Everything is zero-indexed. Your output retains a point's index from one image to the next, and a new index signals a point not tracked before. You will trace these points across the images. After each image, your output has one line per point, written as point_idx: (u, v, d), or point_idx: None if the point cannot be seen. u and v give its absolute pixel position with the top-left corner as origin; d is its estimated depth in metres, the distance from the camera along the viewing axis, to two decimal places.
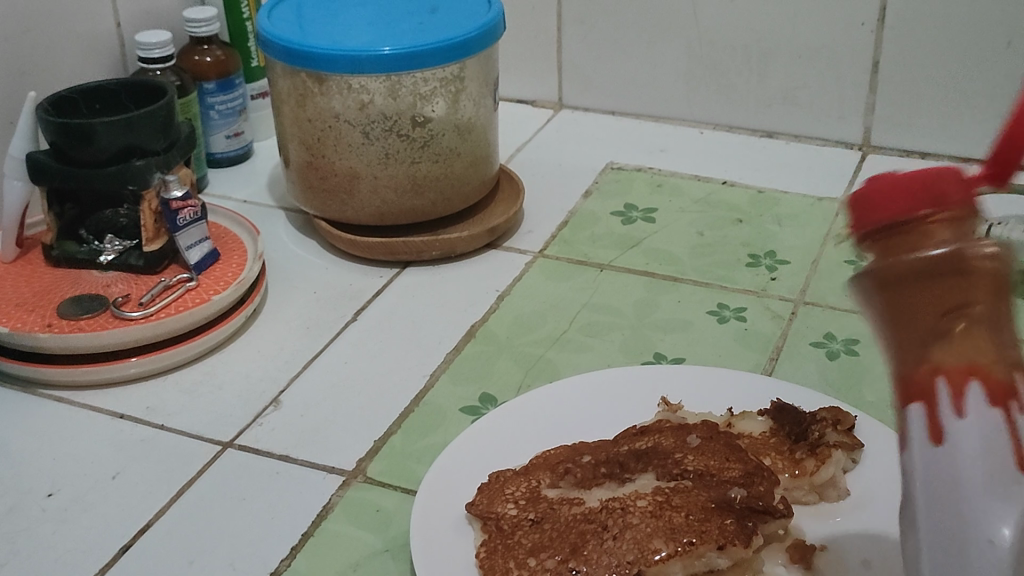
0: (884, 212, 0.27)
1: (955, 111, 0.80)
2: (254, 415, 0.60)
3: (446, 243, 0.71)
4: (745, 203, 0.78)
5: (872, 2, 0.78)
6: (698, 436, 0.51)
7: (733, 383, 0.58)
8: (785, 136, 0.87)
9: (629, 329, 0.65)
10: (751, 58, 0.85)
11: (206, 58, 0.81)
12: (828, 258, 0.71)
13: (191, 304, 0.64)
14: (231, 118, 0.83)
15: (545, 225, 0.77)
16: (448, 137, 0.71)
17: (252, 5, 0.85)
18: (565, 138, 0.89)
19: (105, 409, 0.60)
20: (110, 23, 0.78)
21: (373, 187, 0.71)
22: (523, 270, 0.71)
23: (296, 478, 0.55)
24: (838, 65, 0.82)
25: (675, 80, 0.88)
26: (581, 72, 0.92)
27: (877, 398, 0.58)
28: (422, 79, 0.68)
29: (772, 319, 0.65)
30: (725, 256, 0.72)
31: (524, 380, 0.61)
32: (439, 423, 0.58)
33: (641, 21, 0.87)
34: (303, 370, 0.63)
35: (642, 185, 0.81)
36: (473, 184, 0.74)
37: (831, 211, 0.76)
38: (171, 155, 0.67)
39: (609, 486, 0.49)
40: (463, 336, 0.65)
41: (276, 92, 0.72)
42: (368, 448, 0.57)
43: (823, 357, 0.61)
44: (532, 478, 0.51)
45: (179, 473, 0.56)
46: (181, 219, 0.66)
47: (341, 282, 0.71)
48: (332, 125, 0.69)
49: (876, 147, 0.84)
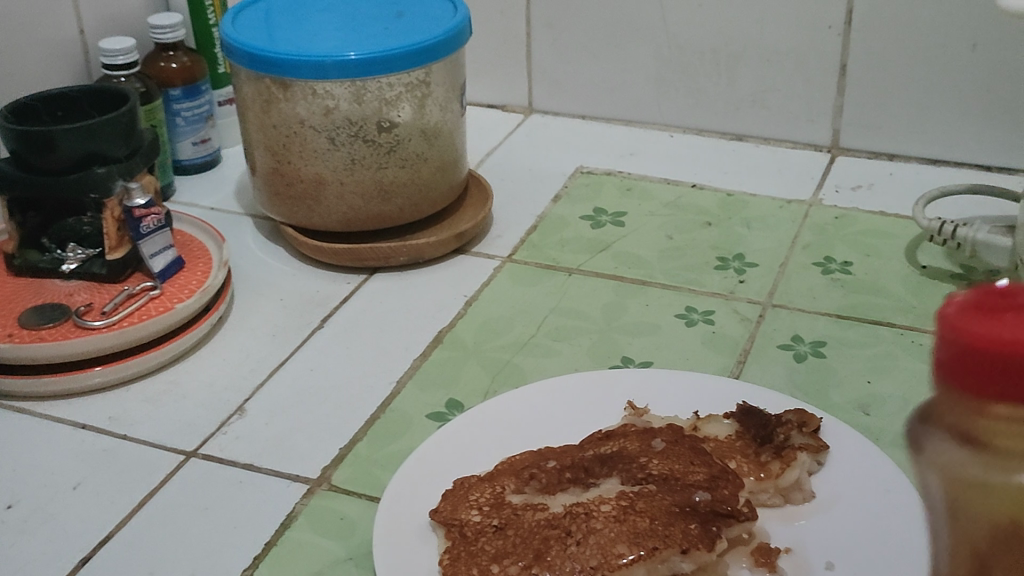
0: (1015, 317, 0.22)
1: (922, 112, 0.80)
2: (218, 424, 0.59)
3: (414, 249, 0.71)
4: (714, 206, 0.78)
5: (838, 4, 0.78)
6: (663, 440, 0.51)
7: (700, 386, 0.57)
8: (754, 139, 0.87)
9: (597, 333, 0.64)
10: (719, 61, 0.85)
11: (172, 65, 0.80)
12: (796, 261, 0.71)
13: (155, 312, 0.64)
14: (198, 125, 0.83)
15: (514, 230, 0.77)
16: (414, 142, 0.71)
17: (218, 11, 0.84)
18: (534, 142, 0.89)
19: (67, 420, 0.60)
20: (74, 29, 0.77)
21: (340, 193, 0.71)
22: (491, 275, 0.71)
23: (259, 486, 0.54)
24: (806, 67, 0.82)
25: (645, 83, 0.88)
26: (551, 76, 0.91)
27: (844, 399, 0.57)
28: (387, 84, 0.67)
29: (740, 322, 0.65)
30: (693, 259, 0.72)
31: (491, 386, 0.61)
32: (405, 430, 0.58)
33: (610, 25, 0.87)
34: (269, 378, 0.63)
35: (612, 189, 0.81)
36: (441, 189, 0.73)
37: (799, 213, 0.76)
38: (133, 163, 0.66)
39: (573, 492, 0.49)
40: (431, 342, 0.65)
41: (241, 98, 0.71)
42: (333, 456, 0.56)
43: (790, 359, 0.61)
44: (496, 484, 0.50)
45: (141, 483, 0.55)
46: (144, 227, 0.66)
47: (308, 288, 0.71)
48: (298, 131, 0.69)
49: (845, 149, 0.84)
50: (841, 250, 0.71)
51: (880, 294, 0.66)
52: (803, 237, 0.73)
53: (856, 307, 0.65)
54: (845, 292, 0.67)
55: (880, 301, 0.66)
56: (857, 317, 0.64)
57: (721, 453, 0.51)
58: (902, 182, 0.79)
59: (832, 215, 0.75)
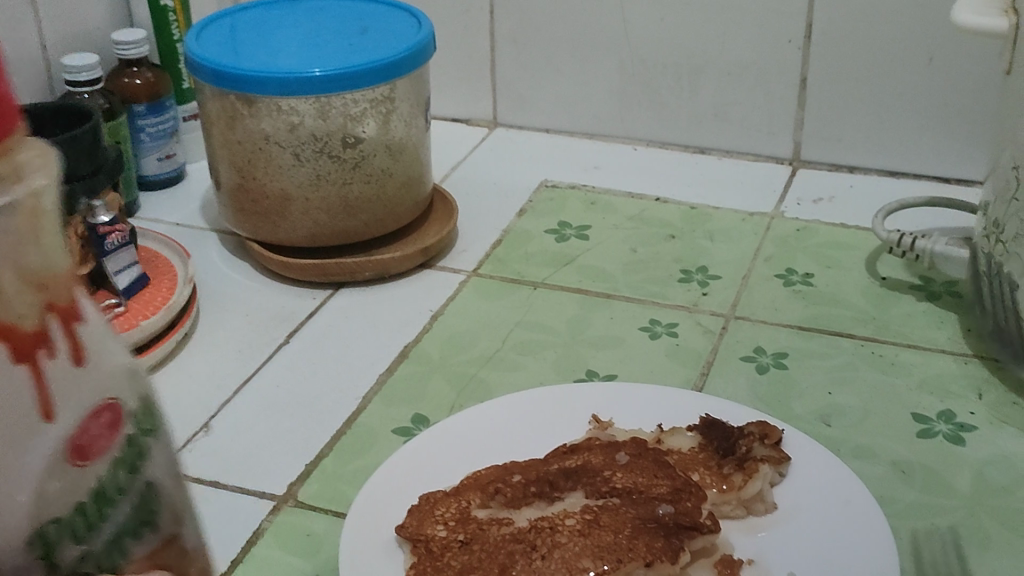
0: None
1: (881, 125, 0.81)
2: (183, 441, 0.59)
3: (379, 264, 0.71)
4: (677, 218, 0.79)
5: (798, 18, 0.79)
6: (627, 454, 0.52)
7: (663, 398, 0.58)
8: (716, 152, 0.88)
9: (561, 346, 0.65)
10: (681, 75, 0.85)
11: (136, 80, 0.80)
12: (759, 272, 0.71)
13: (119, 329, 0.64)
14: (163, 140, 0.83)
15: (479, 244, 0.77)
16: (379, 158, 0.71)
17: (182, 26, 0.84)
18: (499, 157, 0.89)
19: None
20: (36, 45, 0.77)
21: (305, 210, 0.71)
22: (457, 289, 0.71)
23: (226, 504, 0.54)
24: (767, 81, 0.83)
25: (608, 97, 0.89)
26: (515, 90, 0.92)
27: (805, 410, 0.58)
28: (352, 100, 0.68)
29: (703, 334, 0.65)
30: (657, 272, 0.72)
31: (457, 400, 0.61)
32: (370, 445, 0.58)
33: (573, 41, 0.87)
34: (235, 395, 0.63)
35: (576, 203, 0.82)
36: (406, 204, 0.74)
37: (761, 225, 0.77)
38: (96, 180, 0.66)
39: (539, 506, 0.49)
40: (396, 357, 0.65)
41: (204, 114, 0.71)
42: (300, 472, 0.56)
43: (752, 370, 0.62)
44: (461, 499, 0.50)
45: None
46: (108, 243, 0.66)
47: (274, 304, 0.71)
48: (262, 148, 0.69)
49: (806, 161, 0.85)
50: (802, 262, 0.72)
51: (840, 306, 0.67)
52: (765, 250, 0.74)
53: (817, 317, 0.66)
54: (806, 303, 0.68)
55: (841, 312, 0.67)
56: (818, 328, 0.65)
57: (684, 465, 0.52)
58: (862, 194, 0.80)
59: (794, 227, 0.76)
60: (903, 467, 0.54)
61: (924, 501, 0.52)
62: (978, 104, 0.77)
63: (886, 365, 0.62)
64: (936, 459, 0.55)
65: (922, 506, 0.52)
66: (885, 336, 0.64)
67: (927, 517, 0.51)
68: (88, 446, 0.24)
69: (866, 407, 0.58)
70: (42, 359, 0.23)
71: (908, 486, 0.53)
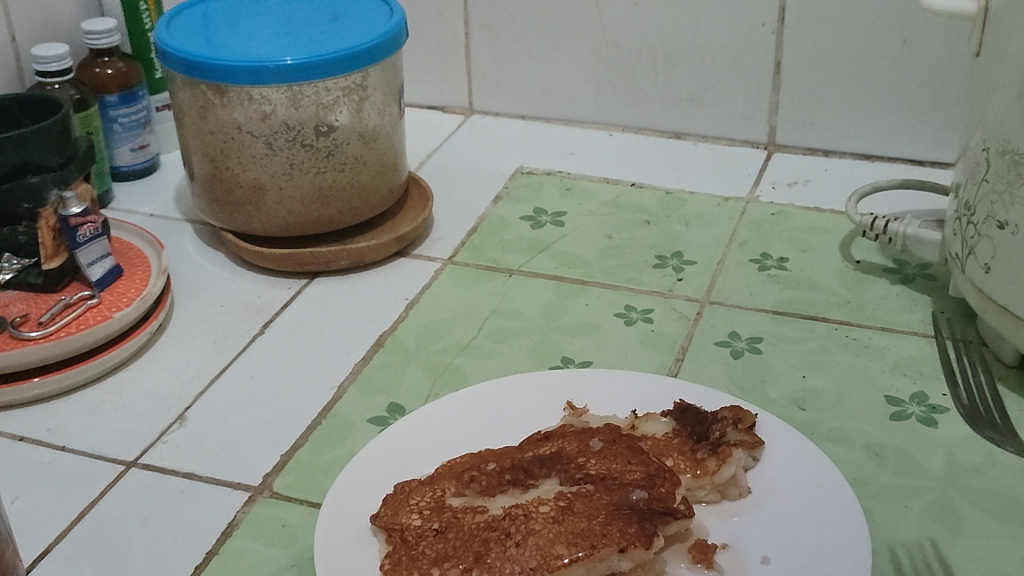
0: None
1: (856, 109, 0.81)
2: (158, 433, 0.59)
3: (354, 253, 0.71)
4: (653, 204, 0.79)
5: (771, 3, 0.79)
6: (601, 440, 0.52)
7: (638, 385, 0.58)
8: (691, 137, 0.88)
9: (537, 334, 0.65)
10: (655, 61, 0.85)
11: (107, 71, 0.80)
12: (734, 257, 0.72)
13: (93, 321, 0.63)
14: (135, 131, 0.82)
15: (455, 231, 0.77)
16: (352, 146, 0.71)
17: (153, 15, 0.84)
18: (475, 144, 0.89)
19: (5, 432, 0.59)
20: (6, 36, 0.76)
21: (279, 199, 0.71)
22: (432, 278, 0.71)
23: (200, 495, 0.54)
24: (741, 66, 0.83)
25: (583, 83, 0.89)
26: (490, 77, 0.92)
27: (779, 394, 0.59)
28: (323, 88, 0.68)
29: (678, 319, 0.66)
30: (632, 258, 0.72)
31: (432, 389, 0.61)
32: (345, 435, 0.58)
33: (547, 27, 0.87)
34: (209, 386, 0.62)
35: (552, 189, 0.82)
36: (381, 192, 0.74)
37: (737, 210, 0.77)
38: (67, 171, 0.66)
39: (513, 494, 0.49)
40: (371, 347, 0.65)
41: (176, 104, 0.71)
42: (275, 463, 0.56)
43: (727, 355, 0.62)
44: (436, 488, 0.50)
45: (81, 494, 0.55)
46: (80, 235, 0.65)
47: (250, 294, 0.71)
48: (235, 137, 0.69)
49: (781, 145, 0.85)
50: (777, 247, 0.73)
51: (814, 289, 0.68)
52: (740, 234, 0.74)
53: (792, 302, 0.67)
54: (781, 288, 0.68)
55: (815, 296, 0.67)
56: (793, 312, 0.66)
57: (658, 451, 0.52)
58: (837, 177, 0.81)
59: (769, 212, 0.77)
60: (876, 449, 0.54)
61: (896, 483, 0.52)
62: (951, 87, 0.78)
63: (860, 349, 0.62)
64: (908, 441, 0.55)
65: (894, 488, 0.52)
66: (859, 320, 0.64)
67: (899, 499, 0.51)
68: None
69: (840, 391, 0.59)
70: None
71: (881, 469, 0.53)
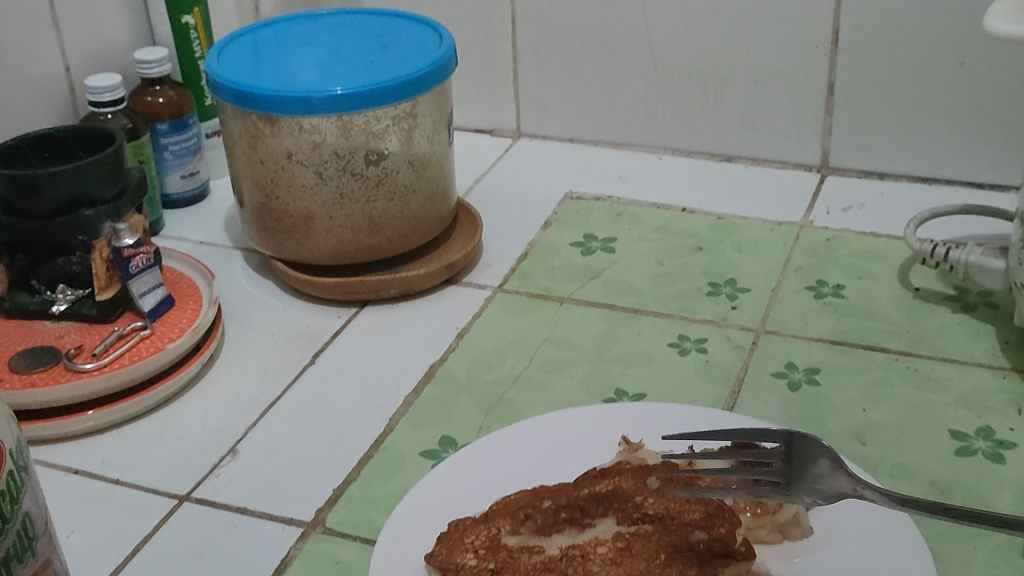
0: None
1: (911, 131, 0.80)
2: (211, 466, 0.59)
3: (404, 281, 0.71)
4: (704, 229, 0.78)
5: (824, 25, 0.78)
6: (658, 477, 0.51)
7: (694, 418, 0.57)
8: (743, 160, 0.87)
9: (589, 364, 0.64)
10: (706, 83, 0.84)
11: (159, 99, 0.80)
12: (789, 285, 0.71)
13: (146, 353, 0.63)
14: (186, 158, 0.83)
15: (505, 258, 0.76)
16: (402, 174, 0.70)
17: (204, 44, 0.84)
18: (523, 168, 0.89)
19: (59, 465, 0.59)
20: (58, 67, 0.78)
21: (329, 227, 0.70)
22: (482, 306, 0.71)
23: (253, 530, 0.54)
24: (793, 88, 0.82)
25: (632, 106, 0.88)
26: (538, 100, 0.91)
27: (839, 428, 0.57)
28: (374, 117, 0.67)
29: (733, 349, 0.65)
30: (685, 285, 0.71)
31: (484, 422, 0.60)
32: (398, 468, 0.57)
33: (596, 50, 0.87)
34: (261, 418, 0.62)
35: (602, 214, 0.81)
36: (430, 220, 0.73)
37: (790, 236, 0.76)
38: (121, 203, 0.66)
39: (570, 533, 0.49)
40: (423, 378, 0.64)
41: (227, 134, 0.71)
42: (327, 497, 0.56)
43: (784, 387, 0.61)
44: (491, 526, 0.49)
45: (135, 528, 0.55)
46: (133, 266, 0.66)
47: (301, 324, 0.71)
48: (285, 167, 0.69)
49: (835, 168, 0.84)
50: (833, 274, 0.71)
51: (872, 319, 0.66)
52: (794, 261, 0.73)
53: (849, 331, 0.65)
54: (838, 317, 0.67)
55: (874, 325, 0.66)
56: (851, 342, 0.65)
57: None
58: (893, 201, 0.79)
59: (823, 237, 0.75)
60: (941, 487, 0.53)
61: (964, 523, 0.51)
62: (1012, 108, 0.76)
63: (921, 381, 0.61)
64: (975, 478, 0.53)
65: (962, 528, 0.51)
66: (920, 350, 0.63)
67: (967, 540, 0.50)
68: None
69: (902, 425, 0.57)
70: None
71: None
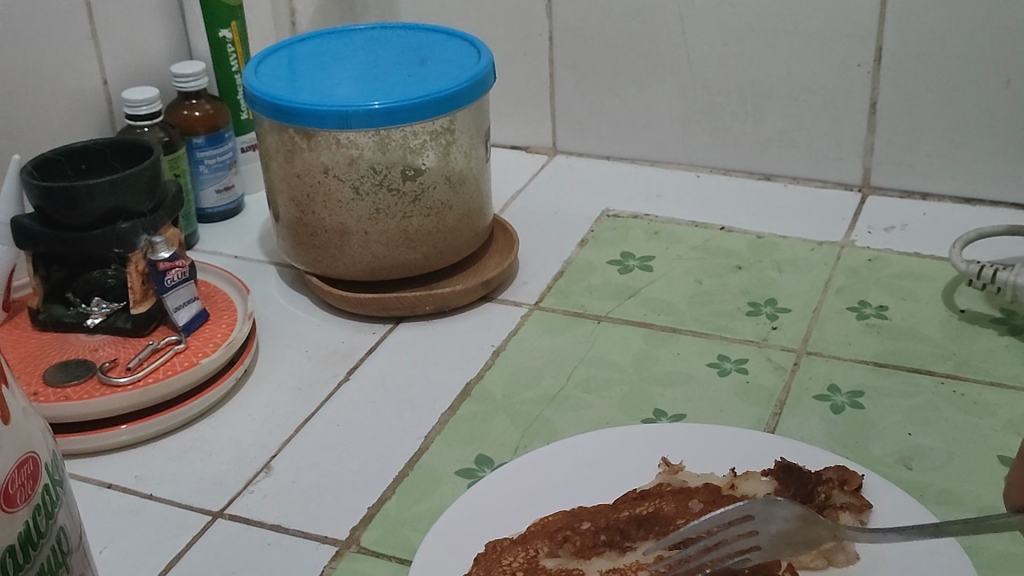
0: None
1: (956, 151, 0.79)
2: (244, 483, 0.58)
3: (439, 297, 0.70)
4: (744, 248, 0.77)
5: (867, 42, 0.77)
6: (700, 501, 0.50)
7: (736, 441, 0.56)
8: (782, 179, 0.86)
9: (627, 384, 0.63)
10: (746, 100, 0.84)
11: (194, 112, 0.80)
12: (830, 305, 0.69)
13: (180, 367, 0.63)
14: (221, 172, 0.83)
15: (541, 275, 0.76)
16: (439, 190, 0.70)
17: (241, 58, 0.84)
18: (559, 185, 0.88)
19: (92, 479, 0.59)
20: (97, 80, 0.78)
21: (364, 243, 0.70)
22: (518, 324, 0.70)
23: (287, 548, 0.53)
24: (835, 106, 0.81)
25: (670, 123, 0.87)
26: (574, 116, 0.91)
27: (884, 452, 0.56)
28: (411, 132, 0.67)
29: (774, 370, 0.63)
30: (724, 305, 0.70)
31: (521, 441, 0.59)
32: (434, 488, 0.56)
33: (634, 67, 0.86)
34: (295, 434, 0.62)
35: (639, 232, 0.80)
36: (466, 236, 0.72)
37: (832, 256, 0.75)
38: (157, 216, 0.66)
39: (610, 556, 0.48)
40: (459, 396, 0.64)
41: (264, 148, 0.71)
42: (361, 516, 0.55)
43: (827, 410, 0.60)
44: (529, 548, 0.48)
45: (168, 544, 0.54)
46: (169, 280, 0.65)
47: (335, 339, 0.70)
48: (322, 181, 0.68)
49: (876, 188, 0.82)
50: (875, 295, 0.70)
51: (916, 341, 0.65)
52: (835, 281, 0.72)
53: (892, 353, 0.64)
54: (881, 338, 0.66)
55: (918, 347, 0.64)
56: (895, 364, 0.63)
57: None
58: (936, 221, 0.78)
59: (865, 258, 0.74)
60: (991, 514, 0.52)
61: (1014, 551, 0.49)
62: None
63: (968, 405, 0.59)
64: None
65: (1013, 557, 0.49)
66: (967, 373, 0.62)
67: (1018, 569, 0.49)
68: (14, 494, 0.36)
69: (948, 450, 0.56)
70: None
71: (997, 535, 0.50)
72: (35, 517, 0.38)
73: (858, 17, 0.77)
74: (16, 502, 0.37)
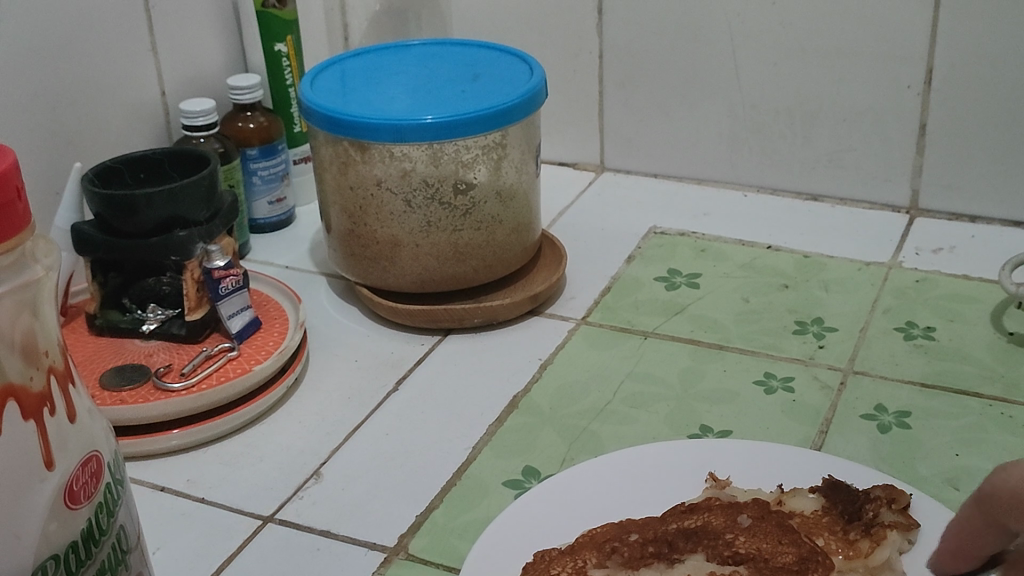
0: None
1: (1005, 173, 0.79)
2: (294, 489, 0.59)
3: (488, 311, 0.71)
4: (791, 268, 0.77)
5: (918, 64, 0.78)
6: (749, 516, 0.50)
7: (784, 458, 0.56)
8: (830, 200, 0.86)
9: (674, 399, 0.64)
10: (794, 120, 0.84)
11: (249, 124, 0.82)
12: (877, 325, 0.70)
13: (233, 374, 0.64)
14: (274, 184, 0.84)
15: (588, 290, 0.76)
16: (490, 204, 0.70)
17: (296, 72, 0.86)
18: (606, 203, 0.88)
19: (145, 481, 0.60)
20: (155, 91, 0.80)
21: (415, 255, 0.71)
22: (565, 338, 0.71)
23: (336, 554, 0.54)
24: (884, 127, 0.81)
25: (718, 142, 0.88)
26: (622, 134, 0.91)
27: (931, 472, 0.56)
28: (464, 147, 0.68)
29: (821, 389, 0.64)
30: (771, 323, 0.71)
31: (568, 453, 0.60)
32: (481, 497, 0.57)
33: (683, 86, 0.87)
34: (345, 441, 0.63)
35: (686, 250, 0.81)
36: (516, 250, 0.73)
37: (879, 276, 0.75)
38: (213, 225, 0.68)
39: (657, 568, 0.47)
40: (506, 408, 0.64)
41: (318, 160, 0.72)
42: (411, 524, 0.56)
43: (874, 430, 0.60)
44: (577, 558, 0.49)
45: (220, 547, 0.55)
46: (223, 287, 0.67)
47: (383, 350, 0.71)
48: (375, 194, 0.69)
49: (924, 210, 0.82)
50: (923, 316, 0.70)
51: (964, 362, 0.65)
52: (883, 301, 0.72)
53: (940, 374, 0.64)
54: (928, 360, 0.66)
55: (966, 369, 0.64)
56: (943, 385, 0.63)
57: (807, 529, 0.50)
58: (984, 245, 0.78)
59: (912, 279, 0.74)
60: None
61: None
62: None
63: (1015, 427, 0.59)
64: None
65: None
66: (1015, 396, 0.62)
67: None
68: (77, 491, 0.37)
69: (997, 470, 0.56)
70: (45, 420, 0.36)
71: None
72: (96, 514, 0.38)
73: (909, 37, 0.77)
74: (79, 499, 0.37)
